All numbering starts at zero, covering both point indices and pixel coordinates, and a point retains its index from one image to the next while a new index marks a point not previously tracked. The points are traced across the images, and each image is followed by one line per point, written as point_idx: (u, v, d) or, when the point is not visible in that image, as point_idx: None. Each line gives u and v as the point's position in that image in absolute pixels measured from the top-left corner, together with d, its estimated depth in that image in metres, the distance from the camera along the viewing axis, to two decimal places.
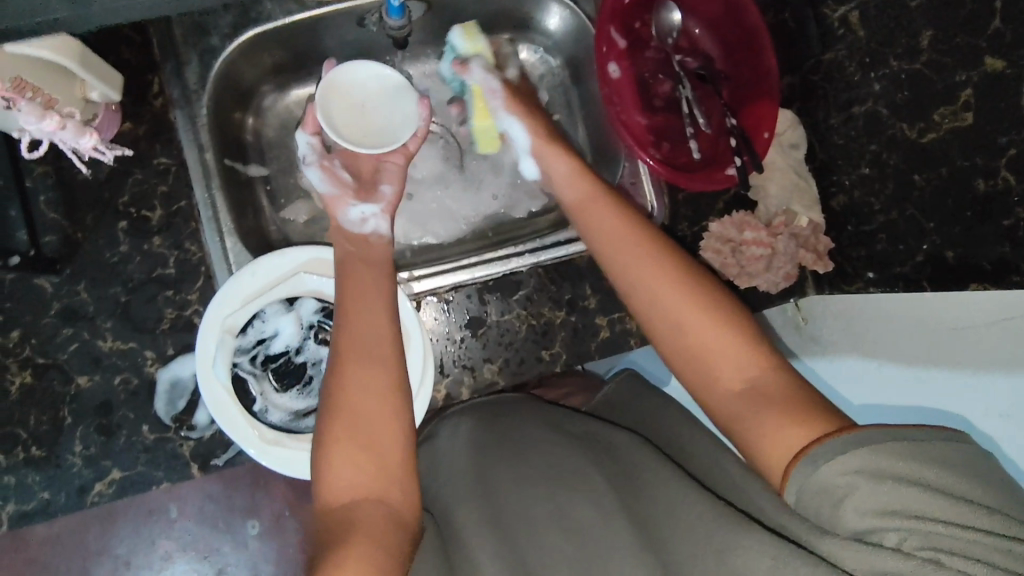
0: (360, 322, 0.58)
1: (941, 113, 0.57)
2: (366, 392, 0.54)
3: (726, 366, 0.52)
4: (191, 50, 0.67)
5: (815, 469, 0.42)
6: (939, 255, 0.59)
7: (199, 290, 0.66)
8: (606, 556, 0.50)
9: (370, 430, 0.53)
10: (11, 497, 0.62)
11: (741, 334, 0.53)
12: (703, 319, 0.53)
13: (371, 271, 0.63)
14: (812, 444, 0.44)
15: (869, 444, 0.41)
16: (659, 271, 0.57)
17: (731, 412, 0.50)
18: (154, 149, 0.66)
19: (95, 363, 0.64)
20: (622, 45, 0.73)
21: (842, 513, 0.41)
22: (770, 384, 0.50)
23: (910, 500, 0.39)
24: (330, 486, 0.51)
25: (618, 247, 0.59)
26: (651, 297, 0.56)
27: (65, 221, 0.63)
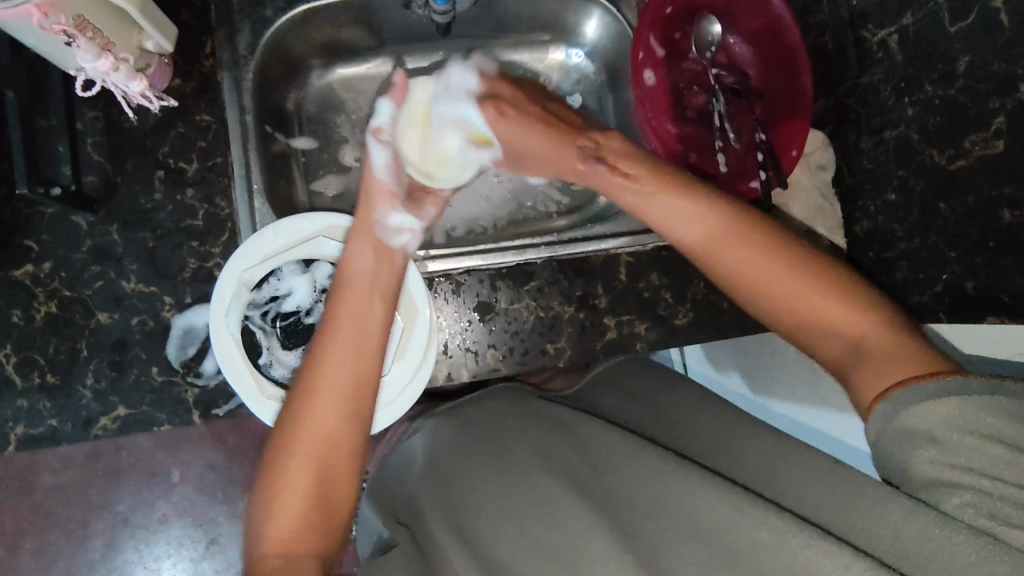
0: (341, 363, 0.58)
1: (972, 140, 0.56)
2: (329, 449, 0.56)
3: (826, 310, 0.52)
4: (245, 19, 0.70)
5: (902, 409, 0.44)
6: (959, 285, 0.59)
7: (223, 244, 0.68)
8: (583, 542, 0.48)
9: (327, 484, 0.55)
10: (20, 421, 0.64)
11: (808, 275, 0.54)
12: (762, 258, 0.55)
13: (372, 300, 0.63)
14: (908, 379, 0.45)
15: (933, 397, 0.43)
16: (762, 248, 0.56)
17: (851, 370, 0.50)
18: (198, 106, 0.69)
19: (116, 301, 0.66)
20: (660, 54, 0.74)
21: (909, 456, 0.44)
22: (880, 342, 0.50)
23: (953, 449, 0.42)
24: (269, 532, 0.53)
25: (702, 236, 0.58)
26: (740, 268, 0.56)
27: (108, 164, 0.67)
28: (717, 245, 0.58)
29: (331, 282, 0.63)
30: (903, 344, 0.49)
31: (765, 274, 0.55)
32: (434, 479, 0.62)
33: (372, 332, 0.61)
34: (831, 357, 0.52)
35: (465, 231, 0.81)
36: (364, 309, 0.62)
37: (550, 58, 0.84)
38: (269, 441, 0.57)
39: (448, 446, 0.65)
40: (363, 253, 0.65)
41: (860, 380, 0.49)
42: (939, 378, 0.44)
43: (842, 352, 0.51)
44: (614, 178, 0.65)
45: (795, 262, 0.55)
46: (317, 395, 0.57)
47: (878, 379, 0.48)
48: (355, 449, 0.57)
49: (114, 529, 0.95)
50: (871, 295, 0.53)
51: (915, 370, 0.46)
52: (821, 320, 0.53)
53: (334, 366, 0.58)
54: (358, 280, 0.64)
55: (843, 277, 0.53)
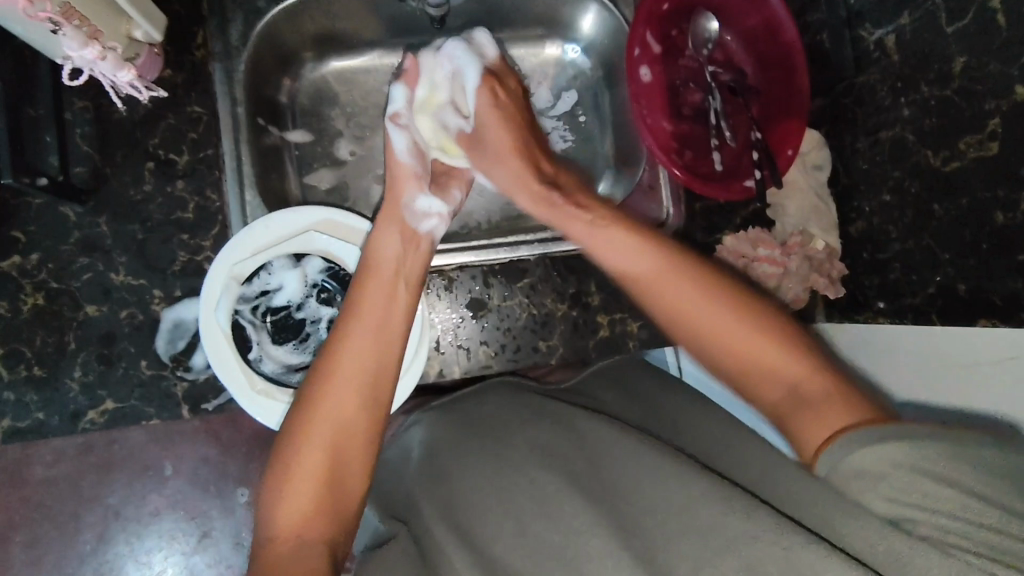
0: (360, 346, 0.58)
1: (967, 142, 0.55)
2: (342, 433, 0.55)
3: (764, 358, 0.51)
4: (237, 9, 0.69)
5: (844, 456, 0.43)
6: (950, 289, 0.58)
7: (213, 238, 0.68)
8: (581, 542, 0.48)
9: (340, 467, 0.54)
10: (8, 413, 0.64)
11: (739, 312, 0.53)
12: (695, 296, 0.54)
13: (390, 287, 0.62)
14: (846, 429, 0.45)
15: (876, 441, 0.42)
16: (721, 299, 0.54)
17: (794, 419, 0.49)
18: (189, 97, 0.68)
19: (104, 294, 0.66)
20: (656, 50, 0.73)
21: (864, 495, 0.42)
22: (817, 389, 0.49)
23: (902, 487, 0.40)
24: (280, 515, 0.52)
25: (651, 279, 0.57)
26: (692, 314, 0.54)
27: (97, 155, 0.66)
28: (663, 289, 0.56)
29: (355, 267, 0.64)
30: (842, 392, 0.48)
31: (702, 314, 0.54)
32: (426, 476, 0.62)
33: (391, 318, 0.61)
34: (771, 404, 0.51)
35: (459, 226, 0.80)
36: (386, 298, 0.61)
37: (546, 53, 0.83)
38: (283, 426, 0.56)
39: (443, 440, 0.63)
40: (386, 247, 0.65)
41: (800, 428, 0.48)
42: (879, 425, 0.43)
43: (778, 397, 0.50)
44: (568, 209, 0.65)
45: (737, 300, 0.53)
46: (335, 380, 0.57)
47: (819, 428, 0.47)
48: (373, 434, 0.57)
49: (105, 522, 0.94)
50: (806, 340, 0.52)
51: (841, 421, 0.46)
52: (760, 368, 0.51)
53: (353, 353, 0.58)
54: (381, 268, 0.63)
55: (771, 317, 0.53)
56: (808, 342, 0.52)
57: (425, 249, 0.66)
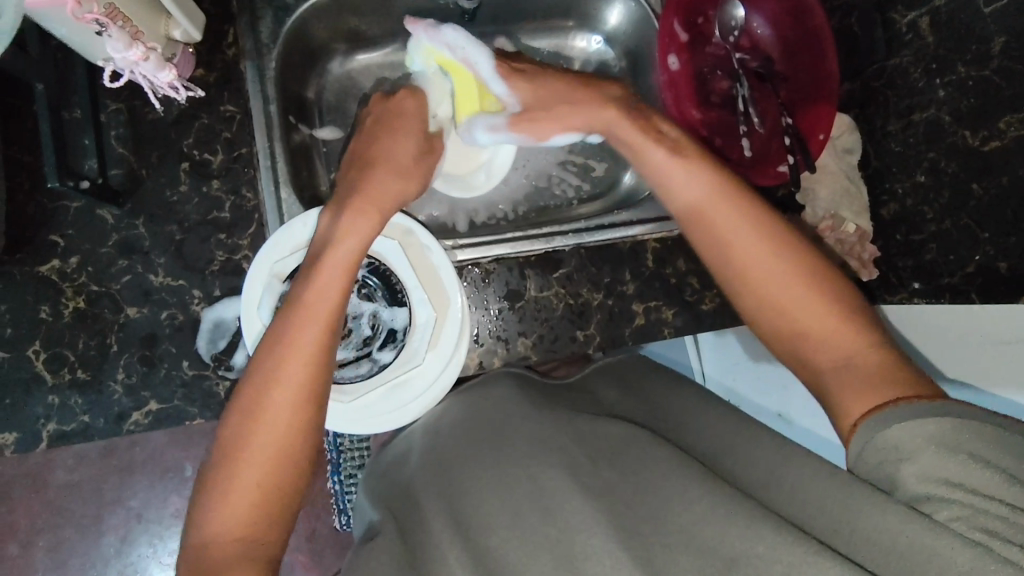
0: (302, 342, 0.52)
1: (1008, 122, 0.57)
2: (282, 442, 0.49)
3: (819, 325, 0.49)
4: (267, 7, 0.69)
5: (887, 427, 0.42)
6: (991, 266, 0.59)
7: (250, 236, 0.68)
8: (581, 535, 0.45)
9: (283, 474, 0.49)
10: (52, 417, 0.64)
11: (804, 269, 0.51)
12: (754, 236, 0.53)
13: (337, 283, 0.56)
14: (890, 401, 0.43)
15: (915, 417, 0.41)
16: (761, 241, 0.53)
17: (840, 390, 0.47)
18: (222, 96, 0.68)
19: (144, 296, 0.66)
20: (683, 38, 0.73)
21: (899, 471, 0.41)
22: (873, 364, 0.46)
23: (933, 465, 0.39)
24: (210, 529, 0.46)
25: (712, 219, 0.55)
26: (733, 250, 0.54)
27: (133, 157, 0.66)
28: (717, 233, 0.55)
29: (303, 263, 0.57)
30: (901, 372, 0.45)
31: (764, 262, 0.52)
32: (432, 472, 0.60)
33: (334, 316, 0.55)
34: (817, 371, 0.49)
35: (486, 217, 0.81)
36: (334, 292, 0.55)
37: (571, 45, 0.83)
38: (220, 432, 0.50)
39: (448, 443, 0.63)
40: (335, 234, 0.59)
41: (841, 404, 0.46)
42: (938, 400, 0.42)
43: (832, 367, 0.48)
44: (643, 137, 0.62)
45: (810, 265, 0.51)
46: (276, 382, 0.50)
47: (859, 399, 0.45)
48: (312, 442, 0.51)
49: (129, 525, 0.94)
50: (876, 321, 0.49)
51: (897, 393, 0.44)
52: (816, 333, 0.49)
53: (299, 349, 0.52)
54: (330, 258, 0.57)
55: (852, 299, 0.50)
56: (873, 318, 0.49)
57: (372, 231, 0.61)
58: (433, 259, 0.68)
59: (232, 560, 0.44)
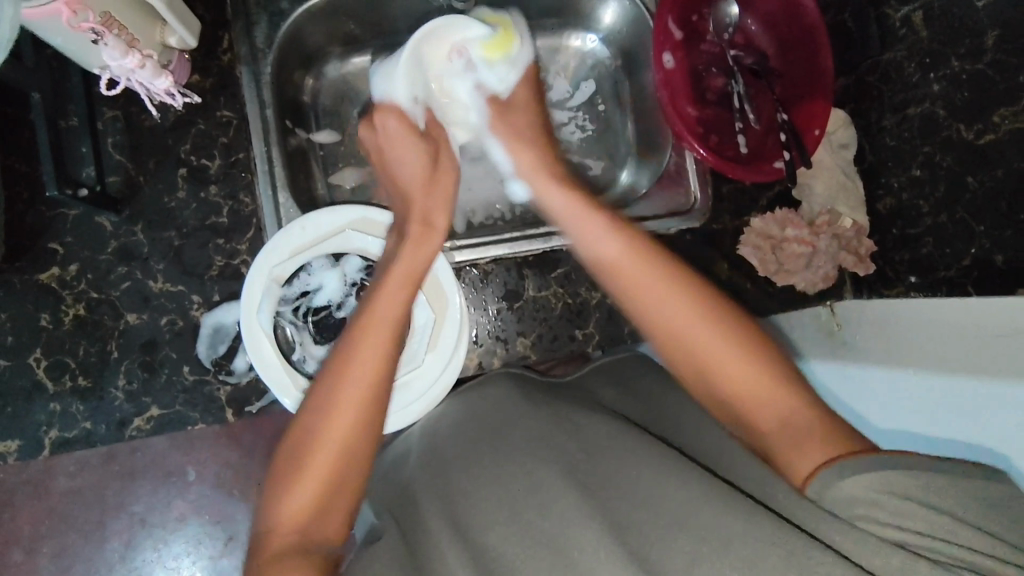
0: (373, 348, 0.52)
1: (1002, 114, 0.57)
2: (351, 441, 0.49)
3: (743, 377, 0.49)
4: (261, 12, 0.69)
5: (836, 484, 0.42)
6: (987, 259, 0.59)
7: (249, 241, 0.68)
8: (573, 535, 0.45)
9: (345, 479, 0.49)
10: (54, 424, 0.64)
11: (714, 326, 0.50)
12: (673, 299, 0.52)
13: (405, 292, 0.57)
14: (829, 461, 0.43)
15: (864, 471, 0.40)
16: (675, 300, 0.52)
17: (776, 445, 0.47)
18: (218, 102, 0.68)
19: (144, 302, 0.66)
20: (678, 36, 0.73)
21: (857, 515, 0.41)
22: (809, 420, 0.46)
23: (885, 509, 0.39)
24: (276, 523, 0.47)
25: (631, 284, 0.54)
26: (649, 310, 0.53)
27: (130, 163, 0.66)
28: (635, 293, 0.54)
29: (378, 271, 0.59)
30: (829, 424, 0.45)
31: (678, 319, 0.51)
32: (430, 471, 0.60)
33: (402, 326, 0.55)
34: (756, 432, 0.48)
35: (484, 218, 0.81)
36: (405, 302, 0.56)
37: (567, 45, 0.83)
38: (290, 430, 0.50)
39: (445, 441, 0.63)
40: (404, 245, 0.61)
41: (787, 462, 0.46)
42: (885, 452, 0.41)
43: (772, 428, 0.47)
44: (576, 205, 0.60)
45: (699, 307, 0.51)
46: (348, 380, 0.50)
47: (800, 457, 0.45)
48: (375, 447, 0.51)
49: (132, 530, 0.94)
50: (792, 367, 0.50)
51: (838, 450, 0.43)
52: (746, 390, 0.49)
53: (369, 357, 0.52)
54: (399, 270, 0.58)
55: (758, 344, 0.50)
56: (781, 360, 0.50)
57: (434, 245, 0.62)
58: (432, 261, 0.68)
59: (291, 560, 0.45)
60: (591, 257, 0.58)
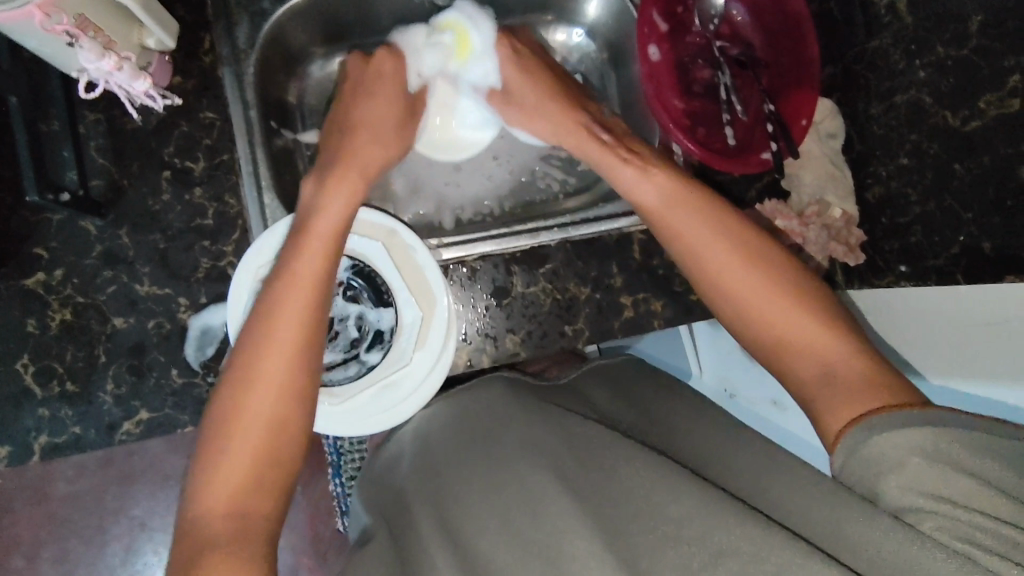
0: (287, 311, 0.53)
1: (987, 100, 0.57)
2: (274, 408, 0.50)
3: (802, 331, 0.50)
4: (243, 12, 0.69)
5: (866, 440, 0.42)
6: (976, 247, 0.59)
7: (234, 242, 0.68)
8: (566, 539, 0.45)
9: (280, 436, 0.50)
10: (43, 430, 0.64)
11: (771, 272, 0.52)
12: (721, 233, 0.55)
13: (320, 251, 0.58)
14: (868, 412, 0.43)
15: (896, 427, 0.41)
16: (727, 256, 0.54)
17: (820, 399, 0.47)
18: (201, 103, 0.68)
19: (131, 305, 0.66)
20: (663, 28, 0.73)
21: (882, 485, 0.41)
22: (857, 372, 0.46)
23: (915, 475, 0.40)
24: (206, 497, 0.47)
25: (672, 220, 0.58)
26: (710, 273, 0.55)
27: (113, 167, 0.66)
28: (700, 254, 0.55)
29: (290, 233, 0.59)
30: (880, 382, 0.45)
31: (726, 265, 0.54)
32: (423, 478, 0.60)
33: (320, 284, 0.56)
34: (800, 383, 0.49)
35: (473, 214, 0.80)
36: (319, 260, 0.57)
37: (552, 39, 0.82)
38: (213, 404, 0.51)
39: (436, 447, 0.63)
40: (320, 203, 0.61)
41: (824, 413, 0.47)
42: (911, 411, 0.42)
43: (810, 379, 0.48)
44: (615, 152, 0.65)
45: (762, 270, 0.53)
46: (266, 350, 0.52)
47: (841, 410, 0.45)
48: (304, 404, 0.52)
49: (132, 534, 0.94)
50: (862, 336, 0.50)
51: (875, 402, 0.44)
52: (795, 341, 0.50)
53: (286, 318, 0.53)
54: (317, 229, 0.59)
55: (823, 304, 0.51)
56: (848, 322, 0.50)
57: (354, 199, 0.63)
58: (419, 259, 0.67)
59: (225, 526, 0.46)
60: (636, 203, 0.61)
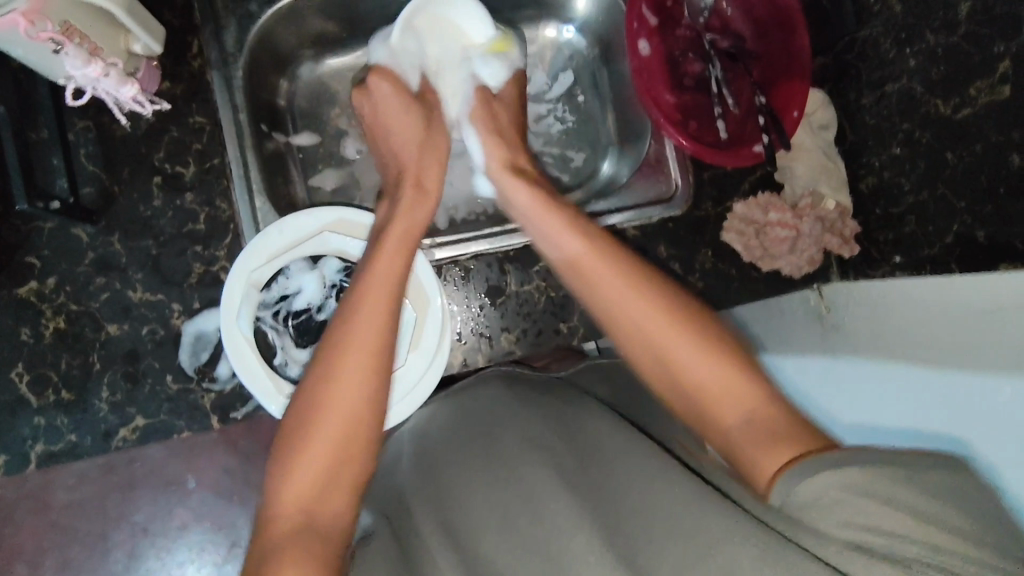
0: (362, 313, 0.54)
1: (978, 87, 0.55)
2: (359, 410, 0.51)
3: (715, 385, 0.49)
4: (230, 16, 0.69)
5: (796, 484, 0.41)
6: (971, 235, 0.58)
7: (227, 247, 0.68)
8: (564, 537, 0.45)
9: (353, 439, 0.50)
10: (40, 438, 0.64)
11: (677, 323, 0.52)
12: (632, 285, 0.54)
13: (398, 257, 0.59)
14: (797, 457, 0.42)
15: (834, 468, 0.39)
16: (647, 305, 0.53)
17: (745, 450, 0.46)
18: (190, 108, 0.68)
19: (124, 312, 0.66)
20: (653, 22, 0.72)
21: (820, 520, 0.39)
22: (774, 419, 0.46)
23: (858, 512, 0.37)
24: (283, 492, 0.48)
25: (591, 274, 0.57)
26: (629, 328, 0.53)
27: (104, 173, 0.66)
28: (613, 303, 0.54)
29: (368, 241, 0.61)
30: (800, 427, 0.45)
31: (638, 316, 0.53)
32: (422, 477, 0.60)
33: (395, 290, 0.56)
34: (722, 434, 0.48)
35: (466, 214, 0.80)
36: (397, 266, 0.58)
37: (541, 36, 0.82)
38: (296, 402, 0.52)
39: (435, 442, 0.63)
40: (394, 215, 0.63)
41: (754, 463, 0.45)
42: (835, 452, 0.41)
43: (738, 427, 0.47)
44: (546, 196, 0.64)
45: (680, 324, 0.51)
46: (348, 350, 0.52)
47: (769, 452, 0.44)
48: (377, 410, 0.52)
49: (134, 540, 0.93)
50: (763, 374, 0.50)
51: (798, 446, 0.43)
52: (709, 390, 0.49)
53: (365, 322, 0.53)
54: (393, 236, 0.61)
55: (719, 345, 0.51)
56: (753, 368, 0.50)
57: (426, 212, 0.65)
58: (413, 261, 0.67)
59: (297, 522, 0.47)
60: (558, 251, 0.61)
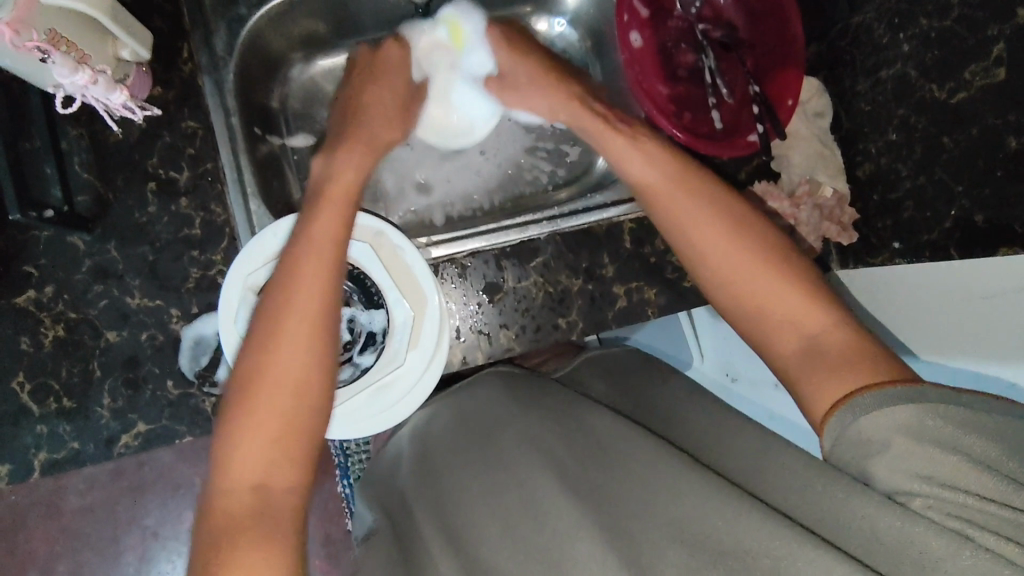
0: (304, 276, 0.53)
1: (973, 70, 0.55)
2: (306, 378, 0.49)
3: (783, 304, 0.49)
4: (219, 20, 0.69)
5: (854, 419, 0.41)
6: (969, 220, 0.57)
7: (223, 251, 0.68)
8: (569, 541, 0.44)
9: (302, 403, 0.49)
10: (43, 446, 0.64)
11: (737, 231, 0.52)
12: (706, 205, 0.54)
13: (334, 217, 0.58)
14: (856, 391, 0.42)
15: (881, 408, 0.40)
16: (714, 230, 0.53)
17: (801, 380, 0.47)
18: (182, 113, 0.68)
19: (123, 318, 0.66)
20: (644, 14, 0.72)
21: (872, 465, 0.41)
22: (835, 345, 0.46)
23: (902, 458, 0.39)
24: (236, 464, 0.46)
25: (665, 200, 0.56)
26: (699, 252, 0.53)
27: (98, 181, 0.66)
28: (686, 225, 0.54)
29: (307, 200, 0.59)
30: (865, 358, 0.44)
31: (711, 236, 0.53)
32: (423, 480, 0.60)
33: (332, 250, 0.55)
34: (784, 362, 0.48)
35: (463, 211, 0.80)
36: (335, 227, 0.57)
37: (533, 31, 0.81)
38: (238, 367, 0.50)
39: (439, 442, 0.63)
40: (332, 168, 0.62)
41: (810, 395, 0.46)
42: (881, 390, 0.41)
43: (796, 355, 0.47)
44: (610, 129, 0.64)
45: (750, 239, 0.52)
46: (289, 322, 0.50)
47: (824, 392, 0.44)
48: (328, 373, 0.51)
49: (145, 544, 0.93)
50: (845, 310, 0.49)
51: (856, 382, 0.43)
52: (776, 315, 0.49)
53: (307, 286, 0.52)
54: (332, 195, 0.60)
55: (790, 270, 0.50)
56: (825, 290, 0.49)
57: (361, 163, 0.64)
58: (407, 259, 0.67)
59: (253, 493, 0.45)
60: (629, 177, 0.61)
